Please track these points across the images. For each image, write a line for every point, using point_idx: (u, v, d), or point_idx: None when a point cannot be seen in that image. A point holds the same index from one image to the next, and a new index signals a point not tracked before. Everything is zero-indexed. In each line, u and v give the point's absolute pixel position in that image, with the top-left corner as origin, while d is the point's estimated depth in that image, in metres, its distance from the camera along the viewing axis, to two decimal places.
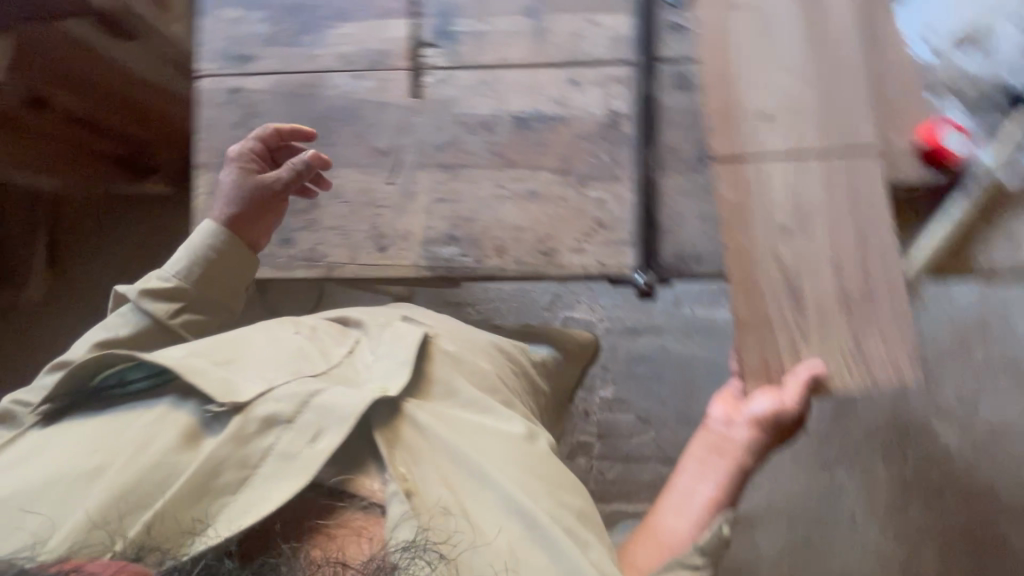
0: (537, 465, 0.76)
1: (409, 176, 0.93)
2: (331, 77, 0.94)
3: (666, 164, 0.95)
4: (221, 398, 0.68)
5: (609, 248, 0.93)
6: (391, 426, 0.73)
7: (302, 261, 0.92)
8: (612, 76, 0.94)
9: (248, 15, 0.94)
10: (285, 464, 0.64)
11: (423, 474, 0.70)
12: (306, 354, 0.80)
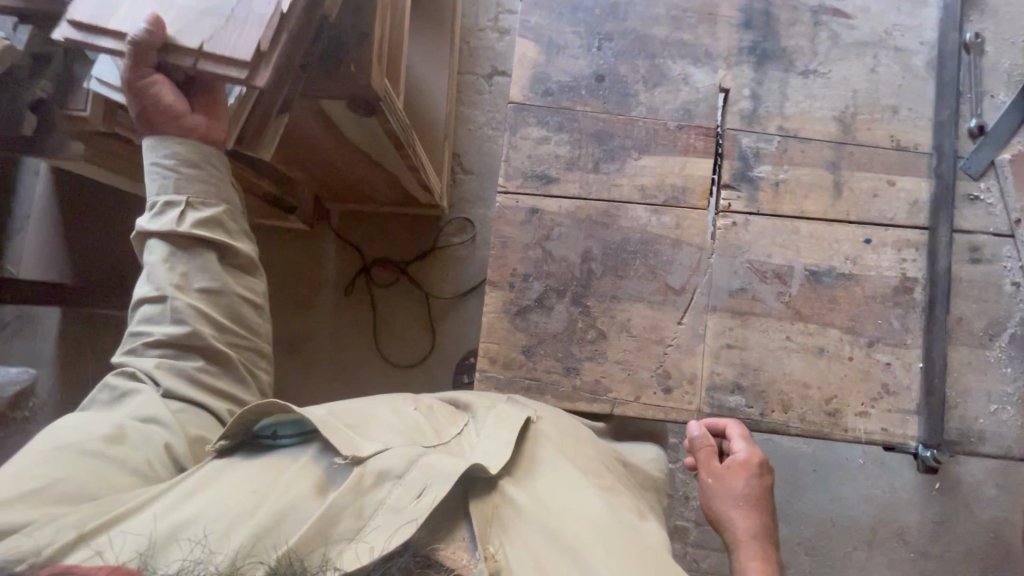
0: (647, 555, 0.66)
1: (701, 319, 0.92)
2: (629, 209, 0.93)
3: (957, 335, 0.93)
4: (346, 451, 0.67)
5: (894, 415, 0.91)
6: (485, 501, 0.68)
7: (586, 393, 0.90)
8: (907, 241, 0.94)
9: (552, 135, 0.94)
10: (395, 518, 0.60)
11: (517, 556, 0.64)
12: (420, 429, 0.77)
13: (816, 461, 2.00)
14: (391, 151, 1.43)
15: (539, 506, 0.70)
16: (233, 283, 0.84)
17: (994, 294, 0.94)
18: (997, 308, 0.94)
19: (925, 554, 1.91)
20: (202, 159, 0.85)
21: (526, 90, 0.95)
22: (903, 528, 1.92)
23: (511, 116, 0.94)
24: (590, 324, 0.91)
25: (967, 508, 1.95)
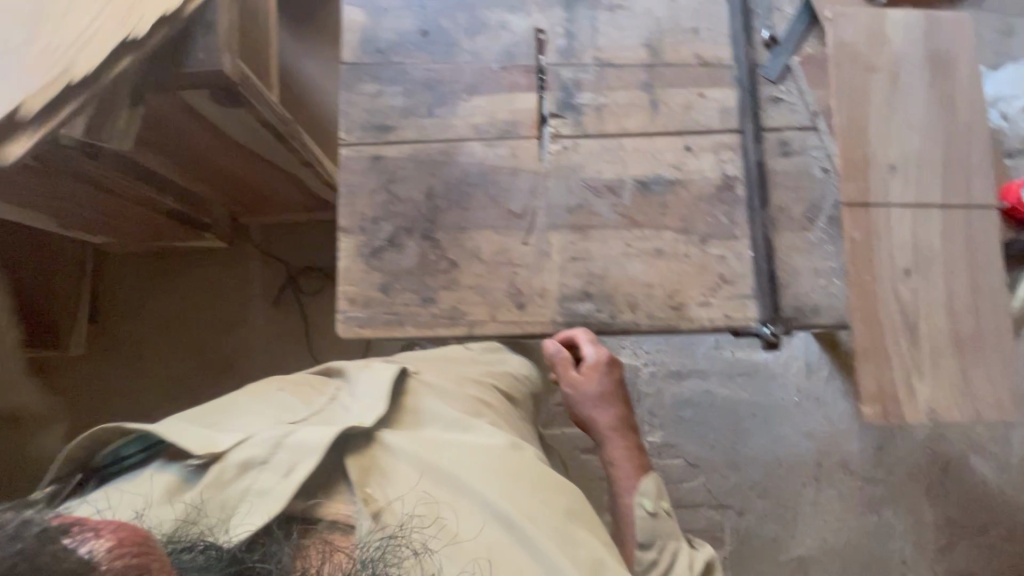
0: (510, 470, 0.86)
1: (544, 237, 0.98)
2: (466, 146, 1.00)
3: (780, 222, 1.01)
4: (202, 450, 0.76)
5: (734, 301, 0.98)
6: (364, 454, 0.83)
7: (444, 319, 0.95)
8: (723, 143, 1.03)
9: (386, 89, 1.02)
10: (262, 500, 0.73)
11: (393, 493, 0.80)
12: (290, 407, 0.90)
13: (752, 403, 2.06)
14: (275, 145, 1.48)
15: (417, 446, 0.86)
16: None
17: (808, 181, 1.03)
18: (813, 193, 1.02)
19: (871, 481, 2.00)
20: None
21: (357, 53, 1.03)
22: (846, 457, 2.02)
23: (345, 75, 1.02)
24: (440, 255, 0.97)
25: (903, 429, 2.03)
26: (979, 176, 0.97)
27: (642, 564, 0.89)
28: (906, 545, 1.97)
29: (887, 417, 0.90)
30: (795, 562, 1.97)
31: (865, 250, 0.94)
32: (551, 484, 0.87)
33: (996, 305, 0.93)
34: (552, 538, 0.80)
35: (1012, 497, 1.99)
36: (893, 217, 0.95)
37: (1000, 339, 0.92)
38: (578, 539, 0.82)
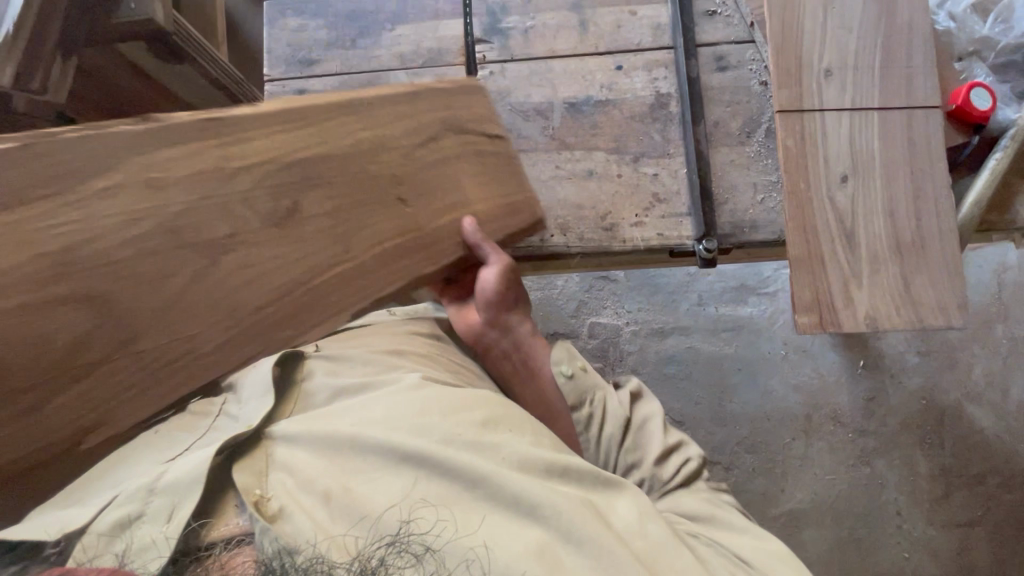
0: (419, 410, 0.70)
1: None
2: (391, 76, 0.99)
3: (716, 138, 0.99)
4: (49, 535, 0.56)
5: (668, 220, 0.96)
6: (243, 452, 0.66)
7: None
8: (656, 61, 1.00)
9: (310, 23, 1.01)
10: (148, 560, 0.54)
11: (294, 489, 0.62)
12: (157, 441, 0.70)
13: (736, 357, 2.01)
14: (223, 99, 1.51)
15: (304, 423, 0.68)
16: None
17: (745, 95, 0.99)
18: (750, 108, 0.99)
19: (862, 432, 1.94)
20: None
21: None
22: (836, 409, 1.97)
23: (269, 12, 1.02)
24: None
25: (895, 379, 1.98)
26: (921, 76, 0.92)
27: (579, 421, 0.87)
28: (901, 498, 1.89)
29: (823, 327, 0.87)
30: (786, 517, 1.88)
31: (799, 157, 0.91)
32: (479, 410, 0.71)
33: (940, 208, 0.89)
34: (499, 463, 0.65)
35: (1011, 444, 1.92)
36: (829, 122, 0.92)
37: (944, 243, 0.89)
38: (533, 457, 0.66)
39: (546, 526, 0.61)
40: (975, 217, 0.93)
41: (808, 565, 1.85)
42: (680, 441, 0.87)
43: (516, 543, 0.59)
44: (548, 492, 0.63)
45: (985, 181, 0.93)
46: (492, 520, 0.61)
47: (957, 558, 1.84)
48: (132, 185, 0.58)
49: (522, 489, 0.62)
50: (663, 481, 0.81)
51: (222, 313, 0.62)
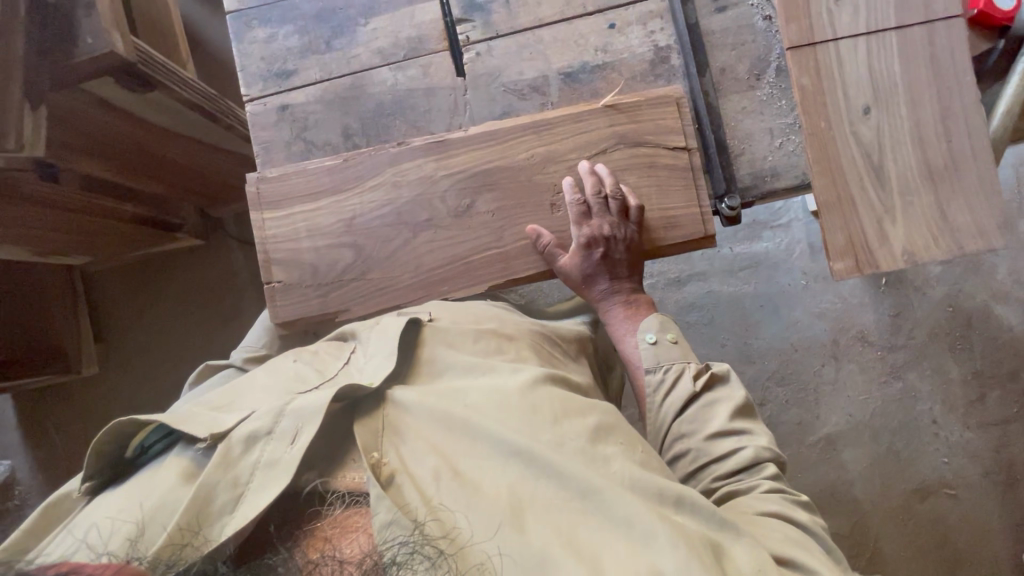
0: (530, 410, 0.77)
1: (469, 154, 0.91)
2: (373, 75, 0.94)
3: (723, 86, 0.93)
4: (204, 433, 0.72)
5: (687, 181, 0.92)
6: (372, 416, 0.78)
7: (389, 261, 0.93)
8: (650, 11, 0.93)
9: (279, 31, 0.95)
10: (270, 473, 0.69)
11: (410, 454, 0.73)
12: (304, 377, 0.83)
13: (757, 294, 1.99)
14: (199, 119, 1.45)
15: (429, 397, 0.79)
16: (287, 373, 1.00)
17: (748, 34, 0.93)
18: (756, 47, 0.93)
19: (892, 349, 1.94)
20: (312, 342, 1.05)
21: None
22: (864, 330, 1.96)
23: (234, 25, 0.95)
24: (381, 196, 0.92)
25: (920, 292, 1.96)
26: None
27: (651, 385, 0.90)
28: (936, 406, 1.91)
29: (860, 270, 0.84)
30: (824, 442, 1.92)
31: (816, 95, 0.86)
32: (591, 416, 0.78)
33: (972, 126, 0.84)
34: (604, 478, 0.70)
35: None
36: (843, 51, 0.86)
37: (979, 162, 0.84)
38: (639, 477, 0.72)
39: (644, 548, 0.66)
40: (1007, 129, 0.88)
41: (850, 484, 1.89)
42: (747, 429, 0.84)
43: (608, 557, 0.65)
44: (652, 516, 0.67)
45: (1015, 87, 0.88)
46: (589, 528, 0.68)
47: (996, 456, 1.88)
48: (391, 227, 0.92)
49: (621, 506, 0.68)
50: (711, 457, 0.83)
51: (438, 278, 0.93)
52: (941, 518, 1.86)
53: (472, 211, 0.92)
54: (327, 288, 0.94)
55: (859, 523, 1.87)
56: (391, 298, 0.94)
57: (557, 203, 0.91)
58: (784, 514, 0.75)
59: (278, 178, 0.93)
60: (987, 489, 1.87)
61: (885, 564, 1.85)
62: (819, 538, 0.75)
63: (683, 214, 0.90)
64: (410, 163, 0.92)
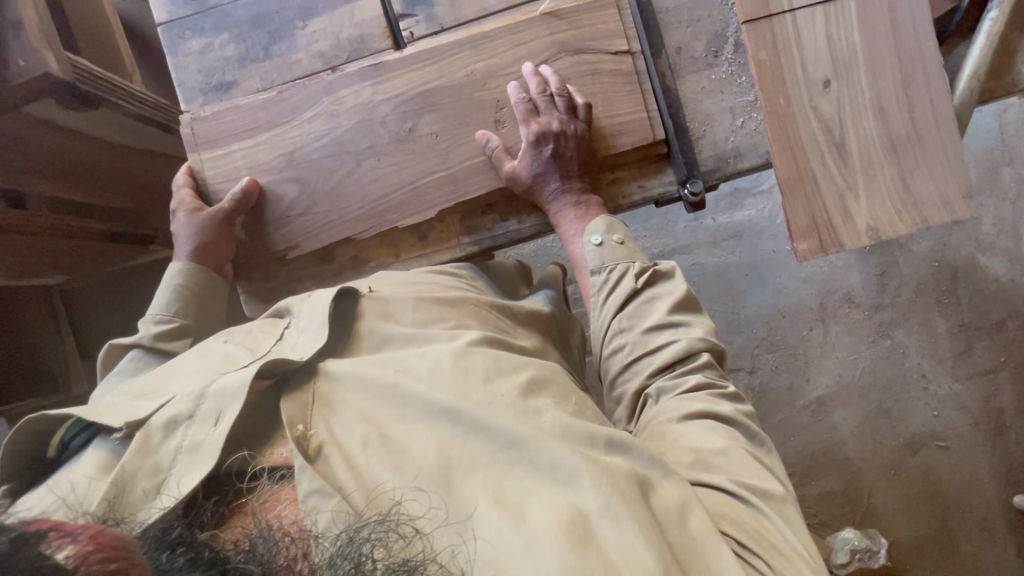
0: (460, 366, 0.75)
1: (404, 75, 0.96)
2: (316, 78, 0.98)
3: (682, 67, 0.91)
4: (117, 423, 0.70)
5: (636, 120, 0.90)
6: (302, 390, 0.74)
7: (344, 199, 0.98)
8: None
9: (213, 40, 1.00)
10: (193, 457, 0.68)
11: (339, 424, 0.71)
12: (233, 359, 0.80)
13: (742, 263, 1.98)
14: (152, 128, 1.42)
15: (360, 366, 0.76)
16: (191, 324, 1.00)
17: (704, 8, 0.91)
18: (713, 22, 0.90)
19: (878, 308, 1.94)
20: (204, 290, 1.00)
21: (167, 9, 1.01)
22: (850, 291, 1.96)
23: (166, 37, 1.01)
24: (320, 128, 0.98)
25: (904, 249, 1.95)
26: None
27: (595, 285, 0.92)
28: (924, 361, 1.92)
29: (824, 249, 0.83)
30: (814, 405, 1.93)
31: (773, 70, 0.83)
32: (522, 372, 0.76)
33: (933, 93, 0.81)
34: (532, 428, 0.68)
35: None
36: (802, 25, 0.82)
37: (943, 131, 0.82)
38: (571, 424, 0.70)
39: (569, 491, 0.65)
40: (977, 92, 0.84)
41: (842, 444, 1.91)
42: (682, 322, 0.86)
43: (534, 504, 0.64)
44: (576, 457, 0.66)
45: (984, 45, 0.84)
46: (516, 480, 0.66)
47: (987, 406, 1.89)
48: (342, 161, 0.98)
49: (547, 452, 0.67)
50: (647, 350, 0.85)
51: (391, 198, 0.97)
52: (933, 471, 1.88)
53: (414, 133, 0.96)
54: (281, 223, 1.00)
55: (852, 480, 1.89)
56: (341, 229, 0.99)
57: (501, 118, 0.95)
58: (711, 410, 0.78)
59: (213, 118, 0.99)
60: (977, 438, 1.89)
61: (879, 518, 1.87)
62: (745, 428, 0.78)
63: (630, 121, 0.91)
64: (345, 91, 0.97)
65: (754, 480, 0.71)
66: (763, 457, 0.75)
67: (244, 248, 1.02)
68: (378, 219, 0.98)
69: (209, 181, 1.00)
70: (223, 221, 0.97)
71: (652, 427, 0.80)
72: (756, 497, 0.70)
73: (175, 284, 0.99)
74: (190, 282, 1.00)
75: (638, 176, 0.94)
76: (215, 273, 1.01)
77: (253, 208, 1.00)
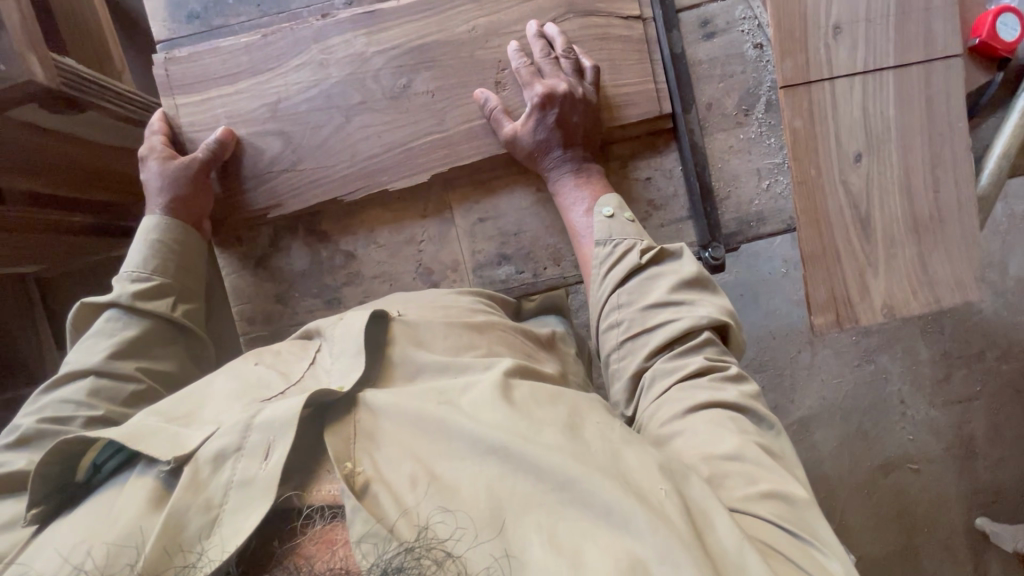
0: (506, 394, 0.67)
1: (419, 91, 0.94)
2: (328, 106, 0.95)
3: (711, 122, 0.90)
4: (167, 454, 0.61)
5: (648, 93, 0.89)
6: (343, 422, 0.66)
7: (342, 157, 0.95)
8: (625, 44, 0.90)
9: None
10: (246, 493, 0.58)
11: (385, 460, 0.62)
12: (267, 383, 0.72)
13: (737, 283, 1.97)
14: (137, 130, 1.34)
15: (404, 398, 0.68)
16: (172, 283, 0.92)
17: (739, 64, 0.90)
18: (746, 79, 0.90)
19: (867, 335, 1.95)
20: (192, 248, 0.95)
21: (170, 27, 1.00)
22: None
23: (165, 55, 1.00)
24: (307, 77, 0.95)
25: None
26: (942, 11, 0.79)
27: (599, 257, 0.85)
28: (904, 386, 1.93)
29: (840, 324, 0.82)
30: (797, 424, 1.94)
31: (810, 143, 0.81)
32: (566, 404, 0.68)
33: (959, 175, 0.81)
34: (583, 463, 0.60)
35: (1012, 319, 1.93)
36: (838, 99, 0.80)
37: (966, 215, 0.81)
38: (628, 458, 0.62)
39: (624, 533, 0.56)
40: (1004, 173, 0.84)
41: (820, 463, 1.92)
42: (686, 300, 0.79)
43: (591, 548, 0.54)
44: (628, 495, 0.57)
45: (1014, 125, 0.83)
46: (569, 521, 0.57)
47: (959, 432, 1.91)
48: (339, 131, 0.95)
49: (600, 491, 0.57)
50: (644, 328, 0.79)
51: (384, 159, 0.95)
52: (904, 492, 1.90)
53: (409, 91, 0.93)
54: (268, 176, 0.97)
55: (826, 497, 1.92)
56: (327, 187, 0.96)
57: (502, 80, 0.92)
58: (714, 400, 0.70)
59: (188, 59, 0.96)
60: (947, 463, 1.91)
61: (850, 534, 1.89)
62: (752, 413, 0.71)
63: (638, 91, 0.90)
64: (337, 39, 0.94)
65: (772, 483, 0.62)
66: (773, 447, 0.68)
67: (223, 203, 0.98)
68: (367, 179, 0.95)
69: (185, 129, 0.97)
70: (201, 174, 0.93)
71: (654, 428, 0.72)
72: (787, 518, 0.60)
73: (155, 237, 0.92)
74: (172, 237, 0.93)
75: (643, 151, 0.93)
76: (191, 225, 0.94)
77: (231, 161, 0.97)
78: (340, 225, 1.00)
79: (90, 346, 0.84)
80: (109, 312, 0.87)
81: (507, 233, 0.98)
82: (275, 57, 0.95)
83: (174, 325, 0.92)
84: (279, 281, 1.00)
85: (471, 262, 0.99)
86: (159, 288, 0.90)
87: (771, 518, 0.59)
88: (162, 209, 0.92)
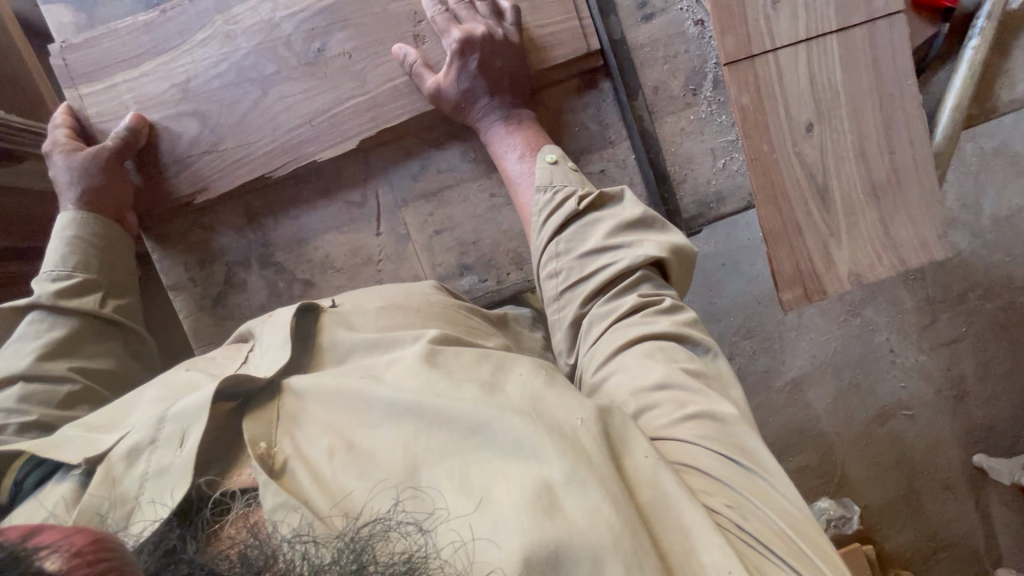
0: (426, 356, 0.66)
1: (354, 100, 0.92)
2: (268, 121, 0.93)
3: (659, 105, 0.90)
4: (77, 458, 0.60)
5: (570, 30, 0.88)
6: (264, 408, 0.64)
7: (267, 133, 0.94)
8: (565, 32, 0.88)
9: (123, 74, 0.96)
10: (161, 481, 0.57)
11: (304, 438, 0.60)
12: (195, 383, 0.69)
13: (718, 252, 1.96)
14: None
15: (325, 377, 0.66)
16: (96, 278, 0.90)
17: (681, 44, 0.89)
18: (691, 58, 0.89)
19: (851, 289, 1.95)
20: (114, 244, 0.92)
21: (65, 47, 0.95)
22: None
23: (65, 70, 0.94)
24: (215, 52, 0.93)
25: None
26: None
27: (540, 203, 0.83)
28: (891, 334, 1.94)
29: (809, 298, 0.81)
30: (791, 385, 1.95)
31: (762, 120, 0.79)
32: (491, 358, 0.66)
33: (913, 134, 0.79)
34: (494, 407, 0.59)
35: (993, 258, 1.93)
36: (785, 74, 0.79)
37: (924, 170, 0.80)
38: (544, 397, 0.60)
39: (532, 464, 0.55)
40: (958, 126, 0.83)
41: (816, 421, 1.94)
42: (624, 243, 0.77)
43: (499, 485, 0.54)
44: (538, 428, 0.57)
45: (966, 75, 0.82)
46: (479, 463, 0.56)
47: (950, 374, 1.93)
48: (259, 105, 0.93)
49: (506, 430, 0.57)
50: (582, 275, 0.77)
51: (303, 130, 0.93)
52: (901, 438, 1.92)
53: (324, 54, 0.92)
54: (188, 160, 0.95)
55: (826, 453, 1.93)
56: (250, 165, 0.94)
57: (420, 33, 0.92)
58: (650, 333, 0.71)
59: (88, 45, 0.94)
60: (940, 406, 1.93)
61: (852, 486, 1.91)
62: (689, 339, 0.71)
63: (562, 30, 0.88)
64: (240, 8, 0.93)
65: (701, 405, 0.64)
66: (705, 369, 0.69)
67: (143, 194, 0.96)
68: (291, 152, 0.93)
69: (93, 120, 0.94)
70: (112, 161, 0.91)
71: (590, 376, 0.73)
72: (716, 433, 0.62)
73: (72, 235, 0.90)
74: (87, 233, 0.90)
75: (574, 94, 0.92)
76: (111, 220, 0.92)
77: (145, 148, 0.95)
78: (293, 252, 0.98)
79: (15, 349, 0.82)
80: (35, 314, 0.85)
81: (466, 242, 0.96)
82: (179, 31, 0.94)
83: (107, 322, 0.90)
84: (240, 317, 0.98)
85: (432, 276, 0.97)
86: (82, 285, 0.88)
87: (693, 437, 0.62)
88: (75, 204, 0.90)
